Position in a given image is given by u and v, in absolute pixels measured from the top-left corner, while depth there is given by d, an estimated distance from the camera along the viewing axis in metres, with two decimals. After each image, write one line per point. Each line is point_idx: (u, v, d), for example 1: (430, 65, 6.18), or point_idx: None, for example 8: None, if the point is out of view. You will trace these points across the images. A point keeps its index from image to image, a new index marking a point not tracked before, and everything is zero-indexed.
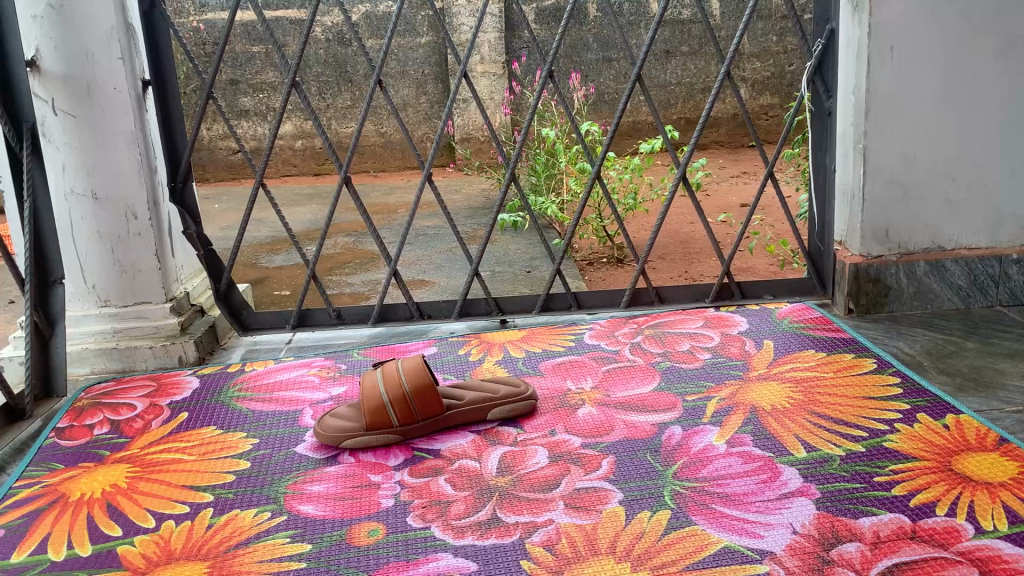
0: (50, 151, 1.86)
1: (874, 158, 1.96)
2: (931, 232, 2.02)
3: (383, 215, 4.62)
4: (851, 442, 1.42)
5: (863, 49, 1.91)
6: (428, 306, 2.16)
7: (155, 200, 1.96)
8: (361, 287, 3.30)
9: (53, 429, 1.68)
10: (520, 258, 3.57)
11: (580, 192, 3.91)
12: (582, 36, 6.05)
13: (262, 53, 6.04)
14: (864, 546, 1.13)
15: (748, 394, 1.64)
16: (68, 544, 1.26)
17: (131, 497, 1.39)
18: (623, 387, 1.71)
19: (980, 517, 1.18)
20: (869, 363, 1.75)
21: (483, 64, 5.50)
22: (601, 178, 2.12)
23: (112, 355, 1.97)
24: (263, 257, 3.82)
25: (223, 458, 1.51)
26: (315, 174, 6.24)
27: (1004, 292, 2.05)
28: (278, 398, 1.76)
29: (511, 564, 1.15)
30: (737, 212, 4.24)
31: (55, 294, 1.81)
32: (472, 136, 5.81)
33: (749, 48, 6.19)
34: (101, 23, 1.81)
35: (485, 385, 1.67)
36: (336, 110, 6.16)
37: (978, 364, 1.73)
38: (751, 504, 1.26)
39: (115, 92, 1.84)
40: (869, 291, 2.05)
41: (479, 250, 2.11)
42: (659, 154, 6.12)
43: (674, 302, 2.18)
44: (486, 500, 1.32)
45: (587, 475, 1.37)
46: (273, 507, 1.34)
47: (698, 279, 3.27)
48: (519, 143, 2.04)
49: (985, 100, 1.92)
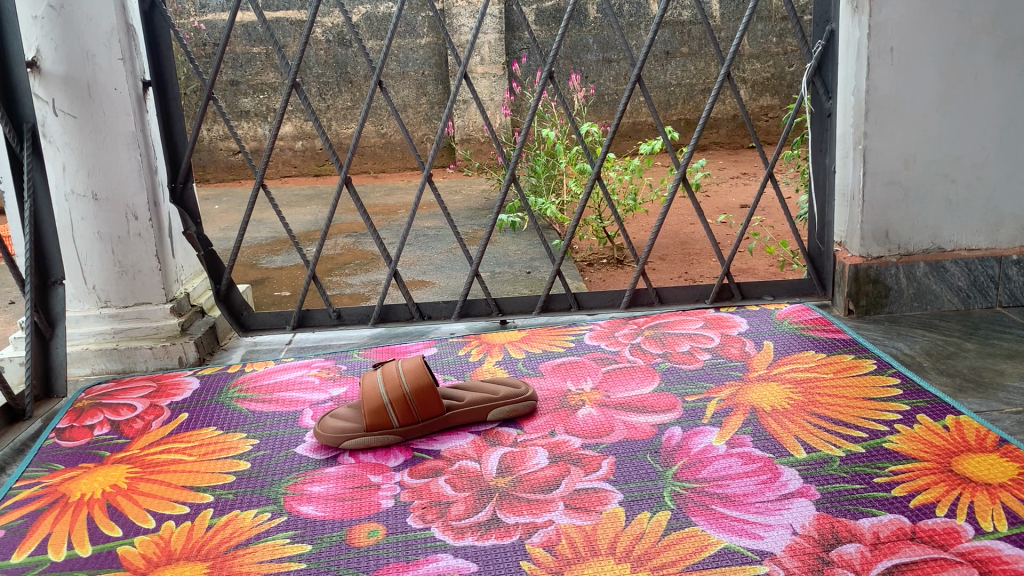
0: (50, 152, 1.86)
1: (874, 158, 1.96)
2: (931, 232, 2.02)
3: (382, 216, 4.63)
4: (851, 443, 1.42)
5: (864, 49, 1.90)
6: (428, 306, 2.16)
7: (155, 200, 1.95)
8: (361, 287, 3.31)
9: (54, 430, 1.68)
10: (519, 259, 3.58)
11: (580, 192, 3.92)
12: (582, 37, 6.06)
13: (262, 54, 6.04)
14: (865, 546, 1.13)
15: (747, 394, 1.64)
16: (68, 544, 1.27)
17: (131, 497, 1.39)
18: (624, 387, 1.71)
19: (980, 518, 1.18)
20: (869, 364, 1.75)
21: (483, 66, 5.52)
22: (601, 178, 2.11)
23: (112, 356, 1.96)
24: (263, 257, 3.83)
25: (224, 458, 1.51)
26: (315, 175, 6.26)
27: (1004, 293, 2.05)
28: (279, 398, 1.76)
29: (511, 564, 1.15)
30: (736, 213, 4.26)
31: (56, 294, 1.81)
32: (472, 137, 5.83)
33: (749, 49, 6.20)
34: (101, 24, 1.81)
35: (485, 385, 1.67)
36: (336, 112, 6.17)
37: (977, 364, 1.74)
38: (751, 504, 1.26)
39: (115, 92, 1.84)
40: (869, 291, 2.06)
41: (479, 249, 2.10)
42: (659, 155, 6.12)
43: (673, 302, 2.19)
44: (486, 500, 1.32)
45: (587, 475, 1.38)
46: (274, 508, 1.34)
47: (697, 280, 3.28)
48: (519, 144, 2.04)
49: (985, 101, 1.93)
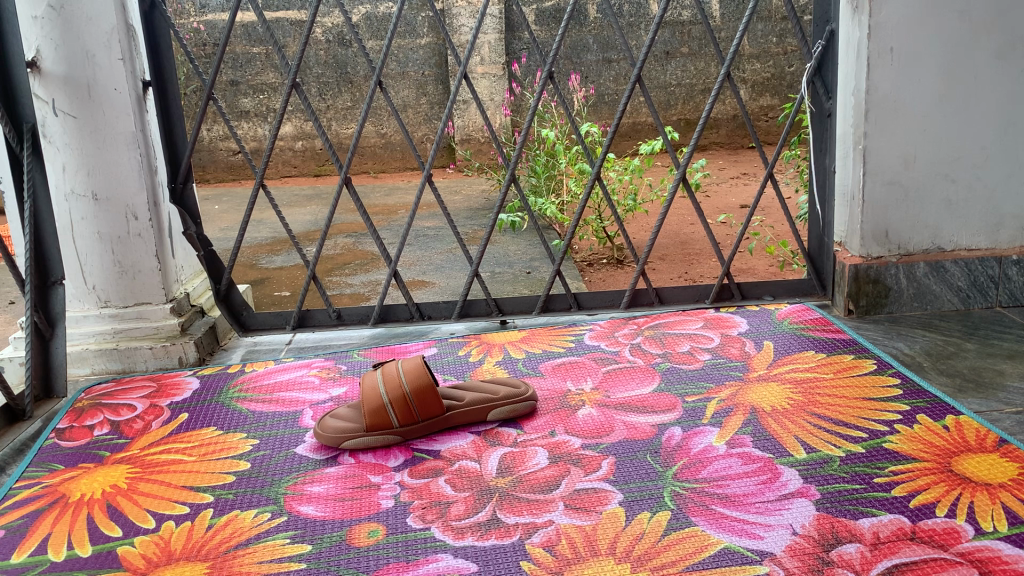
0: (50, 152, 1.86)
1: (874, 158, 1.96)
2: (932, 232, 2.02)
3: (383, 216, 4.64)
4: (851, 443, 1.42)
5: (864, 49, 1.90)
6: (428, 306, 2.16)
7: (155, 200, 1.95)
8: (361, 287, 3.31)
9: (54, 430, 1.68)
10: (519, 259, 3.58)
11: (580, 191, 3.92)
12: (582, 37, 6.06)
13: (262, 54, 6.05)
14: (864, 546, 1.13)
15: (748, 394, 1.64)
16: (68, 544, 1.27)
17: (131, 497, 1.39)
18: (624, 388, 1.71)
19: (980, 518, 1.18)
20: (869, 364, 1.75)
21: (483, 66, 5.52)
22: (601, 178, 2.11)
23: (112, 356, 1.96)
24: (263, 257, 3.84)
25: (224, 458, 1.51)
26: (315, 175, 6.27)
27: (1004, 293, 2.05)
28: (279, 399, 1.76)
29: (511, 564, 1.15)
30: (736, 213, 4.26)
31: (56, 295, 1.81)
32: (472, 137, 5.84)
33: (749, 49, 6.21)
34: (101, 24, 1.81)
35: (485, 386, 1.67)
36: (336, 112, 6.17)
37: (977, 364, 1.74)
38: (751, 505, 1.26)
39: (115, 92, 1.84)
40: (869, 291, 2.06)
41: (479, 249, 2.10)
42: (659, 155, 6.13)
43: (673, 302, 2.19)
44: (486, 500, 1.32)
45: (587, 475, 1.38)
46: (274, 508, 1.34)
47: (698, 280, 3.28)
48: (519, 144, 2.03)
49: (984, 101, 1.93)
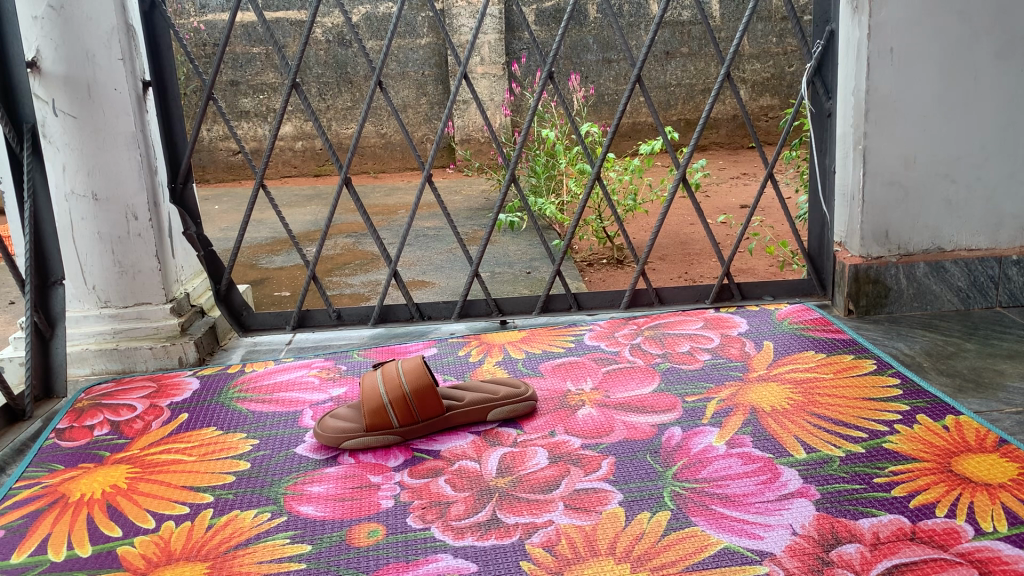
0: (50, 152, 1.86)
1: (874, 158, 1.96)
2: (932, 233, 2.02)
3: (383, 216, 4.64)
4: (851, 443, 1.42)
5: (863, 49, 1.90)
6: (428, 306, 2.16)
7: (155, 200, 1.95)
8: (362, 287, 3.32)
9: (54, 430, 1.68)
10: (519, 259, 3.58)
11: (580, 191, 3.92)
12: (582, 37, 6.07)
13: (262, 54, 6.05)
14: (864, 547, 1.13)
15: (747, 394, 1.64)
16: (68, 544, 1.27)
17: (132, 497, 1.39)
18: (624, 388, 1.71)
19: (980, 518, 1.18)
20: (869, 364, 1.75)
21: (483, 66, 5.52)
22: (601, 178, 2.11)
23: (112, 356, 1.97)
24: (263, 257, 3.84)
25: (224, 458, 1.51)
26: (315, 175, 6.27)
27: (1004, 293, 2.05)
28: (279, 399, 1.76)
29: (511, 564, 1.15)
30: (736, 214, 4.26)
31: (55, 295, 1.81)
32: (472, 137, 5.84)
33: (749, 49, 6.20)
34: (101, 24, 1.81)
35: (485, 386, 1.67)
36: (336, 112, 6.18)
37: (977, 364, 1.74)
38: (751, 505, 1.26)
39: (115, 92, 1.84)
40: (869, 291, 2.06)
41: (479, 249, 2.10)
42: (659, 156, 6.13)
43: (672, 302, 2.19)
44: (486, 501, 1.32)
45: (587, 475, 1.38)
46: (274, 508, 1.34)
47: (698, 280, 3.28)
48: (519, 145, 2.03)
49: (985, 101, 1.92)
